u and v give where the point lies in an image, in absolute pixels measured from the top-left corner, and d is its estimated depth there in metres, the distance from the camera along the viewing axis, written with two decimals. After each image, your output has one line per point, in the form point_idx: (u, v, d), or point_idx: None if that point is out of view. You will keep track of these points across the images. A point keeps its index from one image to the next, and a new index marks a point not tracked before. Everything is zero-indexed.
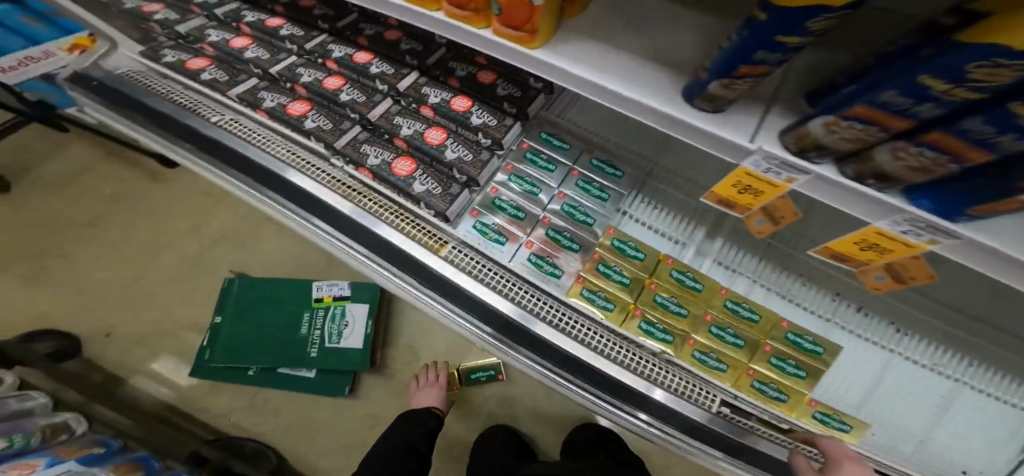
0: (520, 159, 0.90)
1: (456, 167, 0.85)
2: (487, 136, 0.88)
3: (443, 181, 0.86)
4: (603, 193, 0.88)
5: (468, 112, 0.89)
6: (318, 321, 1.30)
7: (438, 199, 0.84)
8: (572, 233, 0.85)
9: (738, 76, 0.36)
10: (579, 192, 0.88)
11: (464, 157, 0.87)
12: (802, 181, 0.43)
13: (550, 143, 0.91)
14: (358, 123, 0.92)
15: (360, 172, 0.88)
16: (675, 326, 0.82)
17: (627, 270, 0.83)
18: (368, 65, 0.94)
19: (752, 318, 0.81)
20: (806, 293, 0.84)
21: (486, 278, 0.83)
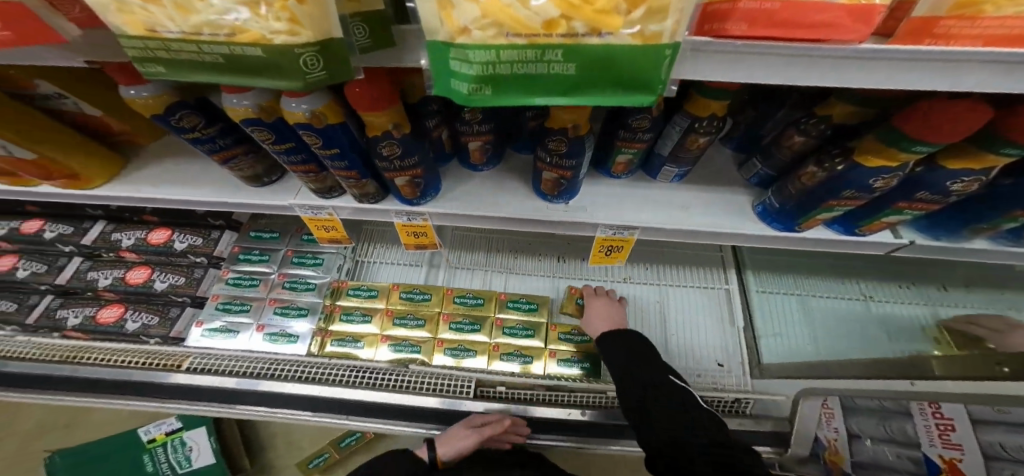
0: (234, 262, 0.95)
1: (169, 294, 0.91)
2: (198, 255, 0.95)
3: (157, 311, 0.91)
4: (317, 259, 0.96)
5: (169, 240, 0.94)
6: (160, 458, 1.24)
7: (161, 324, 0.90)
8: (300, 302, 0.92)
9: (218, 153, 0.58)
10: (297, 266, 0.96)
11: (176, 282, 0.93)
12: (335, 211, 0.66)
13: (260, 238, 0.97)
14: (52, 291, 0.94)
15: (71, 334, 0.90)
16: (421, 336, 0.91)
17: (367, 309, 0.94)
18: (42, 232, 0.96)
19: (477, 302, 0.94)
20: (522, 263, 1.03)
21: (229, 367, 0.88)
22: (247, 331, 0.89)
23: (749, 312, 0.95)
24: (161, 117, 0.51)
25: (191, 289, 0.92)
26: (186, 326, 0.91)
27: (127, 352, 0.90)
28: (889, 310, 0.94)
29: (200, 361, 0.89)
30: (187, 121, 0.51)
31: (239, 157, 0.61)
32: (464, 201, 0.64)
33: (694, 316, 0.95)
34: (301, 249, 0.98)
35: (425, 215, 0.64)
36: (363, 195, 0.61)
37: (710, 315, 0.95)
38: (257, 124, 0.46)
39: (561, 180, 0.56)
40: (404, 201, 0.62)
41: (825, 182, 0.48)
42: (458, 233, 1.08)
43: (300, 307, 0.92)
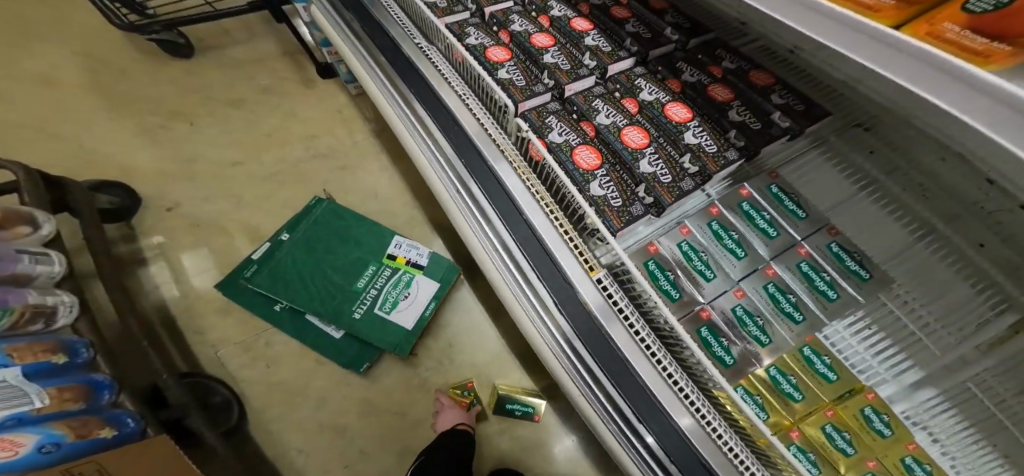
0: (733, 209, 0.75)
1: (648, 182, 0.72)
2: (696, 163, 0.73)
3: (623, 195, 0.73)
4: (831, 291, 0.69)
5: (685, 124, 0.77)
6: (380, 281, 1.30)
7: (614, 215, 0.71)
8: (767, 323, 0.69)
9: None
10: (797, 276, 0.71)
11: (660, 175, 0.73)
12: None
13: (783, 203, 0.75)
14: (551, 91, 0.84)
15: (536, 142, 0.77)
16: (834, 465, 0.64)
17: (805, 385, 0.67)
18: (584, 34, 0.90)
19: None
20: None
21: (629, 318, 0.71)
22: (693, 304, 0.69)
23: None
24: None
25: (671, 199, 0.70)
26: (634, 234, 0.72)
27: (558, 211, 0.79)
28: None
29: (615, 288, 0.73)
30: None
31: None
32: None
33: None
34: (818, 258, 0.72)
35: None
36: None
37: None
38: None
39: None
40: None
41: None
42: (974, 396, 0.61)
43: (761, 329, 0.69)
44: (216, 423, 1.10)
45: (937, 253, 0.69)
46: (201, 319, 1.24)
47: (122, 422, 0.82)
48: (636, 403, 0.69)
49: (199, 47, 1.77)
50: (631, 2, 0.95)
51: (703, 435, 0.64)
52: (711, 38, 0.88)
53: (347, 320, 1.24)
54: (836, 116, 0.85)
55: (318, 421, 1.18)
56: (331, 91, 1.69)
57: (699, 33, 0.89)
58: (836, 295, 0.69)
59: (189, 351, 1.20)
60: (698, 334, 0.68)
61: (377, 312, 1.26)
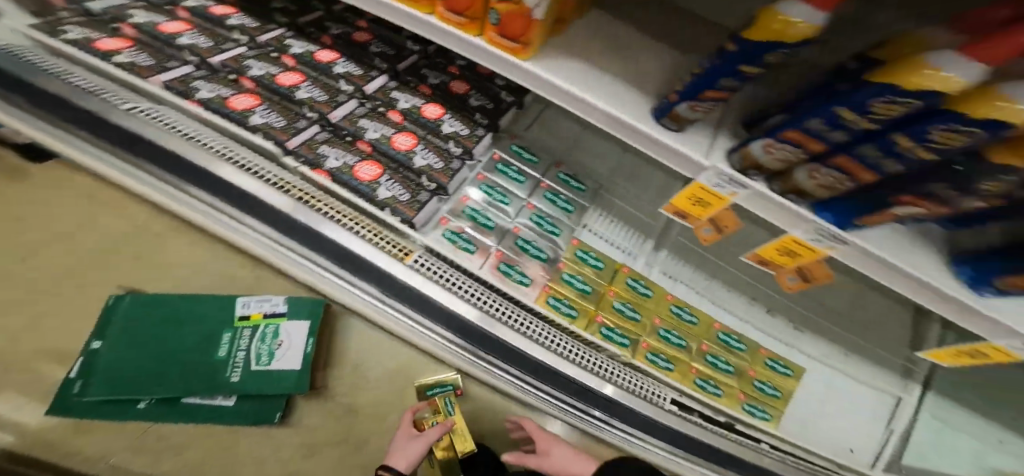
0: (492, 171, 0.90)
1: (425, 173, 0.81)
2: (458, 146, 0.85)
3: (409, 190, 0.82)
4: (568, 205, 0.93)
5: (440, 119, 0.86)
6: (244, 342, 1.22)
7: (406, 208, 0.79)
8: (540, 243, 0.90)
9: (703, 98, 0.48)
10: (546, 202, 0.92)
11: (433, 164, 0.83)
12: (741, 195, 0.54)
13: (522, 156, 0.92)
14: (317, 122, 0.85)
15: (314, 175, 0.81)
16: (631, 330, 0.93)
17: (589, 279, 0.91)
18: (332, 64, 0.90)
19: (691, 320, 0.96)
20: (731, 299, 1.01)
21: (453, 285, 0.85)
22: (488, 253, 0.86)
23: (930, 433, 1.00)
24: (879, 84, 0.33)
25: (447, 179, 0.83)
26: (429, 218, 0.81)
27: (362, 222, 0.83)
28: None
29: (429, 264, 0.85)
30: (885, 106, 0.33)
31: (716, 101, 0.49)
32: (909, 265, 0.50)
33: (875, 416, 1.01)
34: (554, 186, 0.93)
35: (836, 246, 0.53)
36: (804, 191, 0.49)
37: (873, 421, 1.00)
38: (965, 129, 0.29)
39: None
40: (841, 220, 0.49)
41: None
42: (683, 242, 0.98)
43: (540, 248, 0.89)
44: None
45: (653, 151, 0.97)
46: (67, 461, 1.13)
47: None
48: (485, 342, 0.92)
49: None
50: (371, 24, 0.98)
51: (531, 339, 0.88)
52: None
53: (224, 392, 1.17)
54: None
55: None
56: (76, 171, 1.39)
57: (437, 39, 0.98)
58: (573, 207, 0.94)
59: None
60: (500, 271, 0.85)
61: (256, 369, 1.20)
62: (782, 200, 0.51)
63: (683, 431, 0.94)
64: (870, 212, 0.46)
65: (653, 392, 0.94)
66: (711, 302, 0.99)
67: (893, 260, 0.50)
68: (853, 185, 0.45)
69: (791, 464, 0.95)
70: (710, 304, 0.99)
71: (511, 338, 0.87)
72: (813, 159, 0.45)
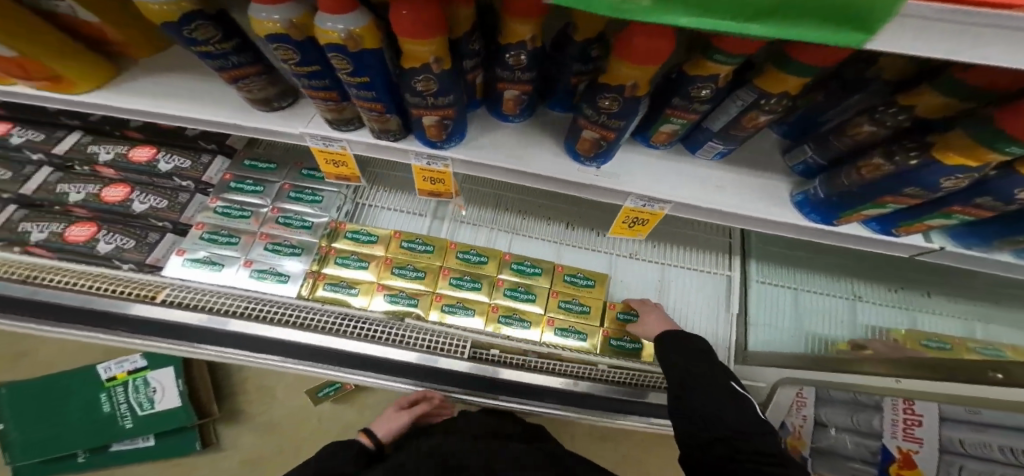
0: (224, 191, 0.89)
1: (149, 216, 0.86)
2: (184, 178, 0.89)
3: (133, 235, 0.85)
4: (316, 196, 0.92)
5: (153, 160, 0.88)
6: (121, 395, 1.18)
7: (133, 252, 0.84)
8: (292, 240, 0.88)
9: (234, 76, 0.49)
10: (292, 202, 0.91)
11: (159, 205, 0.88)
12: (350, 146, 0.58)
13: (255, 167, 0.91)
14: (15, 201, 0.87)
15: (34, 251, 0.83)
16: (418, 290, 0.91)
17: (366, 254, 0.91)
18: (8, 135, 0.88)
19: (481, 261, 0.95)
20: (531, 227, 1.08)
21: (207, 302, 0.84)
22: (234, 267, 0.85)
23: (744, 298, 1.06)
24: (302, 42, 0.39)
25: (174, 214, 0.87)
26: (165, 254, 0.85)
27: (98, 277, 0.83)
28: (875, 309, 1.06)
29: (181, 295, 0.84)
30: (290, 58, 0.40)
31: (249, 79, 0.50)
32: (509, 155, 0.60)
33: (695, 295, 1.07)
34: (300, 184, 0.93)
35: (445, 161, 0.59)
36: (378, 129, 0.53)
37: (707, 301, 1.06)
38: (345, 59, 0.38)
39: (601, 141, 0.55)
40: (423, 141, 0.56)
41: (885, 177, 0.47)
42: (467, 189, 1.09)
43: (293, 245, 0.88)
44: None
45: None
46: None
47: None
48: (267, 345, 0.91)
49: None
50: None
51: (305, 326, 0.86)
52: None
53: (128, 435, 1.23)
54: None
55: None
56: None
57: None
58: (321, 197, 0.93)
59: None
60: (252, 281, 0.85)
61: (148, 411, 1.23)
62: (376, 142, 0.56)
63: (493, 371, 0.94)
64: (428, 128, 0.52)
65: (454, 342, 0.93)
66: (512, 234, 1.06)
67: (490, 158, 0.59)
68: (392, 119, 0.50)
69: (615, 373, 0.97)
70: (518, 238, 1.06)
71: (281, 335, 0.86)
72: (337, 103, 0.50)
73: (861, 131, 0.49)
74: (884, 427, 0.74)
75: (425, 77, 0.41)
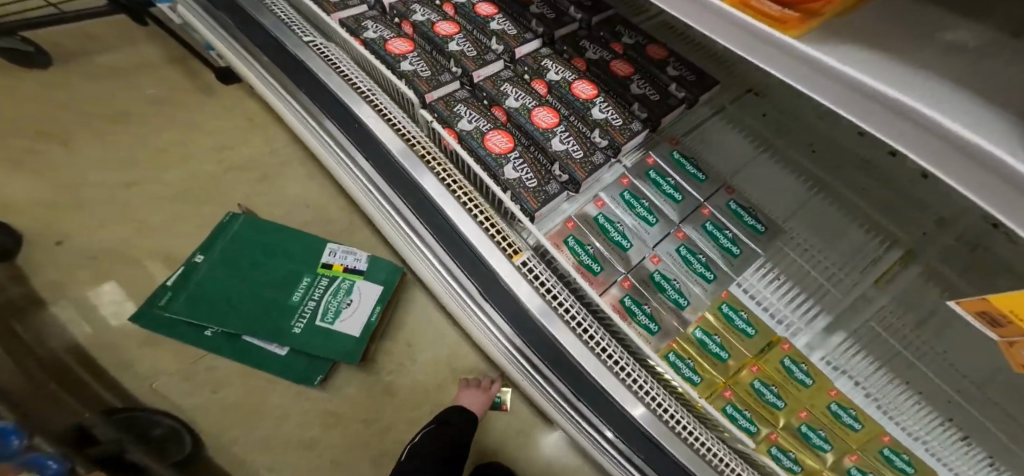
0: (640, 175, 0.78)
1: (561, 161, 0.72)
2: (605, 137, 0.76)
3: (538, 174, 0.73)
4: (733, 245, 0.76)
5: (591, 101, 0.79)
6: (317, 292, 1.28)
7: (529, 196, 0.70)
8: (682, 285, 0.74)
9: None
10: (703, 236, 0.77)
11: (572, 152, 0.74)
12: None
13: (684, 168, 0.79)
14: (459, 79, 0.81)
15: (445, 133, 0.76)
16: (765, 417, 0.73)
17: (729, 344, 0.74)
18: (489, 19, 0.87)
19: (854, 426, 0.69)
20: (913, 412, 0.68)
21: (554, 295, 0.72)
22: (612, 280, 0.72)
23: None
24: None
25: (584, 172, 0.72)
26: (549, 217, 0.75)
27: (470, 190, 0.77)
28: None
29: (541, 273, 0.73)
30: None
31: None
32: None
33: None
34: (718, 216, 0.78)
35: None
36: None
37: None
38: None
39: None
40: None
41: None
42: (876, 333, 0.72)
43: (679, 291, 0.74)
44: (163, 453, 1.08)
45: (831, 204, 0.81)
46: (127, 351, 1.19)
47: (46, 464, 0.77)
48: (576, 379, 0.74)
49: (55, 53, 1.57)
50: None
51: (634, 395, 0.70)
52: (612, 14, 0.89)
53: (285, 338, 1.22)
54: (733, 83, 0.92)
55: (283, 431, 1.19)
56: (237, 96, 1.58)
57: (600, 10, 0.89)
58: (739, 250, 0.76)
59: (115, 381, 1.16)
60: (623, 304, 0.72)
61: (320, 323, 1.25)
62: None
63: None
64: None
65: None
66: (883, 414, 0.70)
67: None
68: None
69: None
70: (898, 426, 0.68)
71: (612, 389, 0.70)
72: None
73: None
74: None
75: None
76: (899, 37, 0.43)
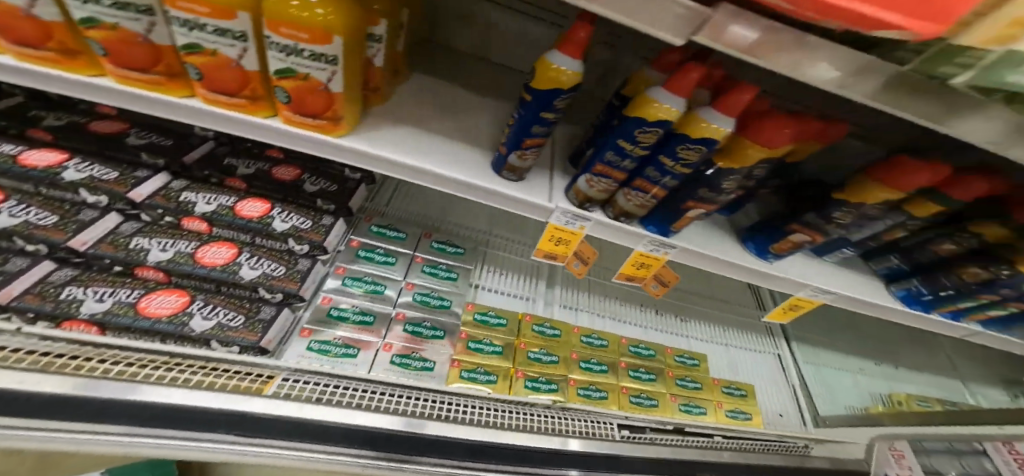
0: (352, 260, 0.88)
1: (260, 285, 0.79)
2: (300, 242, 0.83)
3: (244, 309, 0.78)
4: (450, 273, 0.93)
5: (266, 216, 0.82)
6: None
7: (241, 333, 0.76)
8: (433, 321, 0.87)
9: (527, 147, 0.60)
10: (427, 277, 0.91)
11: (270, 272, 0.80)
12: (589, 226, 0.68)
13: (385, 235, 0.91)
14: (48, 256, 0.68)
15: (82, 329, 0.65)
16: (555, 373, 0.95)
17: (495, 339, 0.94)
18: (61, 168, 0.71)
19: (602, 344, 1.03)
20: (616, 309, 1.17)
21: (333, 396, 0.73)
22: (371, 350, 0.81)
23: (798, 376, 1.23)
24: (548, 94, 0.52)
25: (295, 284, 0.81)
26: (280, 335, 0.79)
27: (157, 361, 0.67)
28: (872, 379, 1.34)
29: (300, 387, 0.71)
30: (560, 109, 0.55)
31: (538, 148, 0.61)
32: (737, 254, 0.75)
33: (756, 375, 1.22)
34: (432, 259, 0.93)
35: (670, 251, 0.71)
36: (627, 212, 0.66)
37: (788, 382, 1.22)
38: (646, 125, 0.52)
39: (806, 243, 0.73)
40: (663, 229, 0.68)
41: (987, 281, 0.74)
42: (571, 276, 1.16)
43: (433, 327, 0.87)
44: None
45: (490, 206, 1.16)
46: None
47: None
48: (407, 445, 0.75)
49: None
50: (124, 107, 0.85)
51: (457, 420, 0.79)
52: None
53: None
54: None
55: None
56: None
57: None
58: (455, 274, 0.94)
59: None
60: (393, 363, 0.82)
61: None
62: (621, 224, 0.68)
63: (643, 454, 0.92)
64: (677, 218, 0.65)
65: (600, 426, 0.93)
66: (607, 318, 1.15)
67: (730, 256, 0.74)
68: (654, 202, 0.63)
69: (749, 443, 1.02)
70: (615, 320, 1.15)
71: (441, 431, 0.77)
72: (610, 180, 0.62)
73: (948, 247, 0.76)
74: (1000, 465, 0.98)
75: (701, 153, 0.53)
76: (420, 127, 0.68)
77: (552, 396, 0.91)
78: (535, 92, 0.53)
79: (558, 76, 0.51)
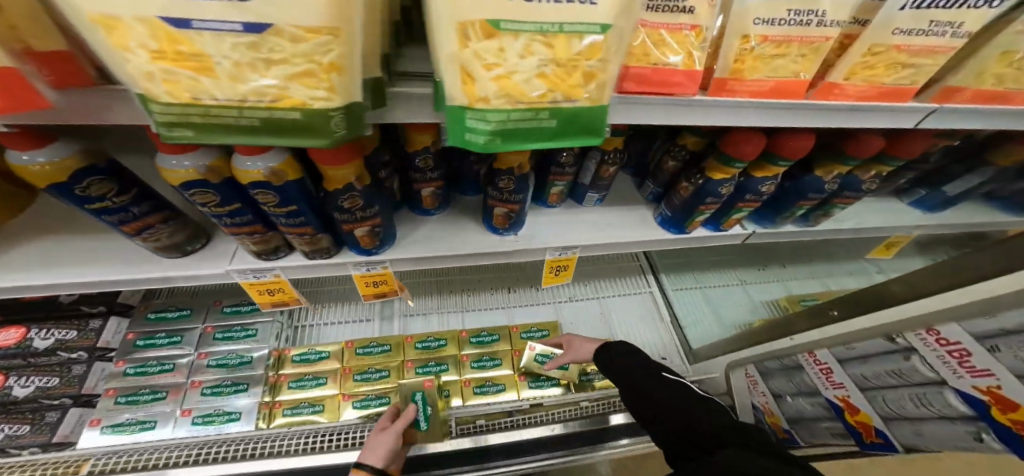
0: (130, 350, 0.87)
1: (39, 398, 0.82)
2: (74, 350, 0.87)
3: (29, 420, 0.82)
4: (247, 331, 0.90)
5: (26, 339, 0.85)
6: None
7: (30, 435, 0.80)
8: (233, 378, 0.88)
9: (135, 231, 0.50)
10: (222, 342, 0.90)
11: (48, 384, 0.85)
12: (280, 273, 0.61)
13: (165, 317, 0.88)
14: None
15: None
16: (386, 387, 0.95)
17: (319, 371, 0.95)
18: None
19: (438, 345, 1.01)
20: (472, 299, 1.17)
21: (150, 459, 0.80)
22: (169, 421, 0.84)
23: (669, 306, 1.28)
24: (57, 188, 0.41)
25: (75, 388, 0.86)
26: (74, 428, 0.84)
27: None
28: (756, 287, 1.39)
29: (110, 461, 0.79)
30: (100, 193, 0.43)
31: (154, 226, 0.51)
32: (474, 246, 0.71)
33: (629, 318, 1.23)
34: (222, 324, 0.90)
35: (383, 265, 0.66)
36: (309, 250, 0.59)
37: (659, 315, 1.25)
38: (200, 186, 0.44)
39: (511, 214, 0.67)
40: (358, 250, 0.62)
41: (694, 194, 0.71)
42: (412, 282, 1.16)
43: (235, 382, 0.88)
44: None
45: None
46: None
47: None
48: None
49: None
50: None
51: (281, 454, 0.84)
52: None
53: None
54: None
55: None
56: None
57: None
58: (253, 330, 0.90)
59: None
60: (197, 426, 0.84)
61: None
62: (313, 259, 0.61)
63: (472, 445, 0.95)
64: (360, 239, 0.59)
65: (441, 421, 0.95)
66: (462, 311, 1.15)
67: (463, 250, 0.70)
68: (318, 235, 0.56)
69: (598, 405, 1.03)
70: (470, 310, 1.15)
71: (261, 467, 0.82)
72: (252, 233, 0.53)
73: (668, 164, 0.76)
74: (817, 383, 0.77)
75: (281, 189, 0.45)
76: (70, 230, 0.60)
77: (383, 409, 0.92)
78: (49, 190, 0.41)
79: (32, 169, 0.38)
